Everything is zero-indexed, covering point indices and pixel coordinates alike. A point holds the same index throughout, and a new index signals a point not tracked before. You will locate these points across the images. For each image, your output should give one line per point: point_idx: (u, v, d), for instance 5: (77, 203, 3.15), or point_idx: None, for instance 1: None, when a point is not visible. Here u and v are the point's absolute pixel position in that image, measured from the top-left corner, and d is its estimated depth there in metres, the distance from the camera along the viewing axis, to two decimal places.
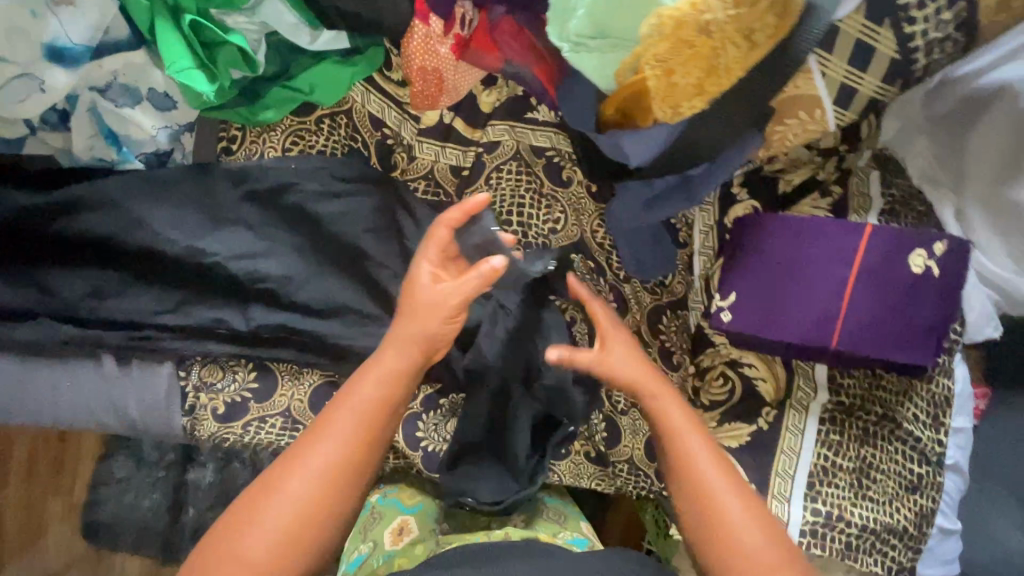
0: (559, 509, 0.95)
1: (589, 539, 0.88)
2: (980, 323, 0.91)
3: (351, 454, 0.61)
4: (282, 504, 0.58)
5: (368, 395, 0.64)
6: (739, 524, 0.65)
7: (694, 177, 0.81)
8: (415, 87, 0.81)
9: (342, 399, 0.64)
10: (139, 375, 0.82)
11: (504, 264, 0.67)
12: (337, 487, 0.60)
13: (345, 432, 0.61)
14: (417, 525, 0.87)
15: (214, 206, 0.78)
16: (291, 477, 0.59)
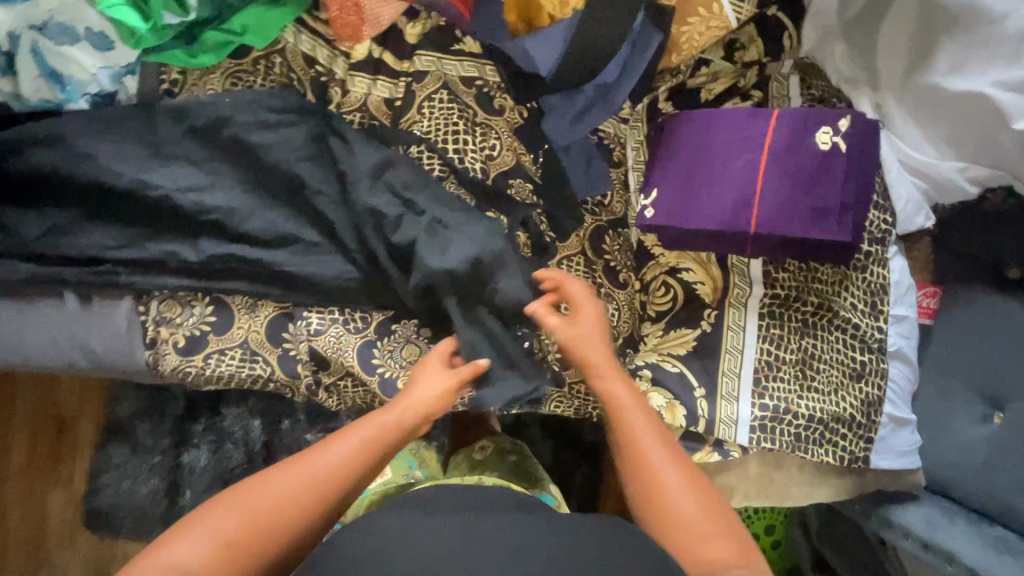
0: (530, 473, 0.93)
1: (557, 500, 0.87)
2: (910, 212, 0.93)
3: (330, 476, 0.68)
4: (262, 498, 0.63)
5: (363, 433, 0.74)
6: (675, 495, 0.68)
7: (610, 85, 0.90)
8: (334, 13, 0.86)
9: (339, 437, 0.73)
10: (100, 309, 0.87)
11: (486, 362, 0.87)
12: (310, 503, 0.65)
13: (336, 455, 0.70)
14: (390, 468, 0.90)
15: (159, 142, 0.84)
16: (268, 480, 0.66)
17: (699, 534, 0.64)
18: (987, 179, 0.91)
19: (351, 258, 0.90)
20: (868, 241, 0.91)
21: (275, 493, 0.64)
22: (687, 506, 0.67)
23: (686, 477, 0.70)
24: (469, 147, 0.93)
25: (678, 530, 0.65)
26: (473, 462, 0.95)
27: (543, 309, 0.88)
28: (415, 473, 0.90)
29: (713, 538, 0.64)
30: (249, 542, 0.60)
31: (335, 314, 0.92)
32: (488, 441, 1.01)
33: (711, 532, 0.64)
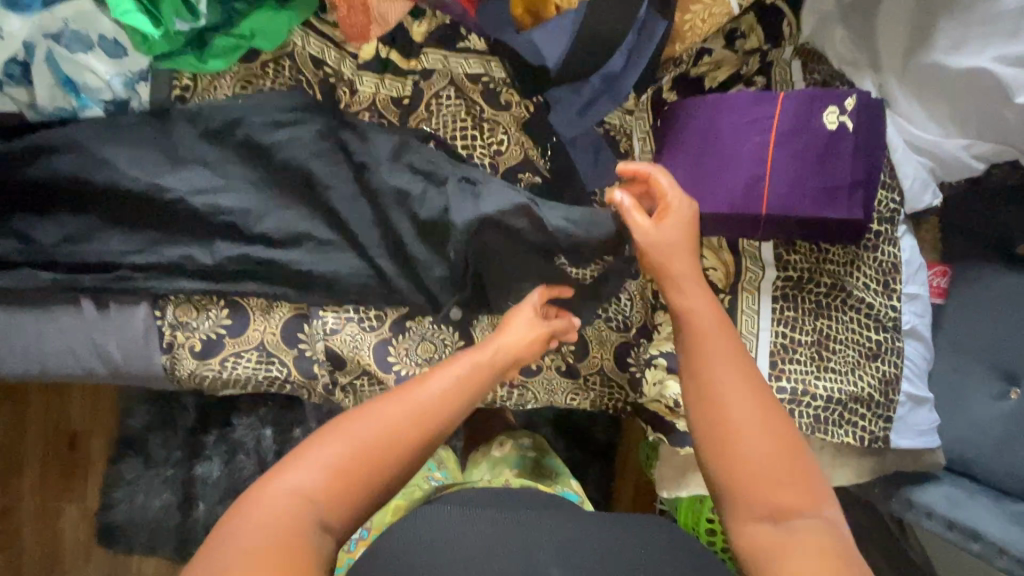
0: (552, 468, 0.95)
1: (580, 496, 0.87)
2: (918, 191, 0.93)
3: (426, 417, 0.65)
4: (368, 428, 0.62)
5: (452, 373, 0.71)
6: (747, 434, 0.63)
7: (616, 76, 0.89)
8: (343, 15, 0.86)
9: (438, 372, 0.71)
10: (116, 315, 0.87)
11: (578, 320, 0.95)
12: (414, 445, 0.63)
13: (431, 395, 0.67)
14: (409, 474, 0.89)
15: (172, 146, 0.85)
16: (363, 416, 0.63)
17: (768, 478, 0.61)
18: (992, 155, 0.92)
19: (365, 256, 0.91)
20: (876, 222, 0.92)
21: (370, 433, 0.61)
22: (759, 448, 0.62)
23: (766, 417, 0.64)
24: (478, 142, 0.95)
25: (745, 473, 0.62)
26: (494, 459, 0.96)
27: (634, 212, 0.81)
28: (435, 475, 0.89)
29: (781, 482, 0.61)
30: (358, 478, 0.59)
31: (350, 313, 0.93)
32: (504, 435, 1.01)
33: (779, 476, 0.61)
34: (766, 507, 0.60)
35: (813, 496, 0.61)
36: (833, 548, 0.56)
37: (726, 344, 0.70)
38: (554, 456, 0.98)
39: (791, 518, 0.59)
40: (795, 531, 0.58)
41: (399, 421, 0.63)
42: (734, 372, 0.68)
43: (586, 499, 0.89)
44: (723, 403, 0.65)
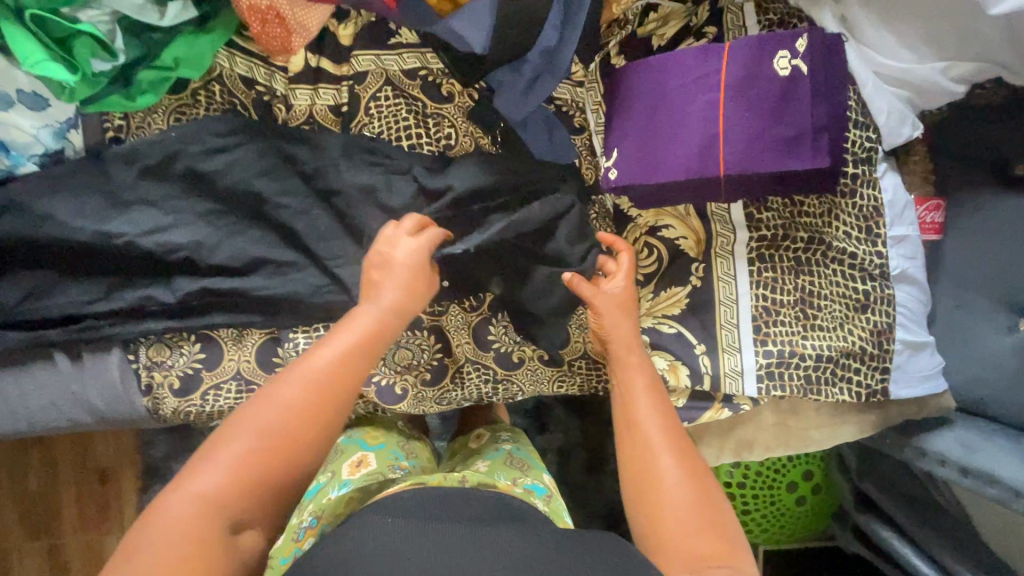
0: (524, 460, 0.93)
1: (549, 489, 0.85)
2: (896, 123, 0.87)
3: (316, 390, 0.69)
4: (271, 414, 0.67)
5: (350, 335, 0.74)
6: (671, 486, 0.69)
7: (553, 49, 0.84)
8: (258, 30, 0.83)
9: (335, 337, 0.74)
10: (91, 365, 0.88)
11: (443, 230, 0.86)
12: (309, 423, 0.68)
13: (316, 372, 0.70)
14: (375, 459, 0.84)
15: (114, 190, 0.84)
16: (253, 416, 0.67)
17: (692, 528, 0.65)
18: (971, 75, 0.87)
19: (325, 272, 0.90)
20: (852, 163, 0.86)
21: (265, 423, 0.66)
22: (681, 504, 0.67)
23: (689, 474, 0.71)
24: (425, 138, 0.91)
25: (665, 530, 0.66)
26: (468, 451, 0.98)
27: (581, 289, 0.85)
28: (401, 464, 0.85)
29: (702, 533, 0.64)
30: (256, 477, 0.64)
31: (319, 331, 0.91)
32: (484, 430, 1.04)
33: (703, 526, 0.65)
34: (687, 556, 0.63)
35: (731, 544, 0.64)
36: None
37: (655, 406, 0.78)
38: (528, 449, 0.98)
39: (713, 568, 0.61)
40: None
41: (288, 402, 0.68)
42: (663, 431, 0.75)
43: (557, 493, 0.86)
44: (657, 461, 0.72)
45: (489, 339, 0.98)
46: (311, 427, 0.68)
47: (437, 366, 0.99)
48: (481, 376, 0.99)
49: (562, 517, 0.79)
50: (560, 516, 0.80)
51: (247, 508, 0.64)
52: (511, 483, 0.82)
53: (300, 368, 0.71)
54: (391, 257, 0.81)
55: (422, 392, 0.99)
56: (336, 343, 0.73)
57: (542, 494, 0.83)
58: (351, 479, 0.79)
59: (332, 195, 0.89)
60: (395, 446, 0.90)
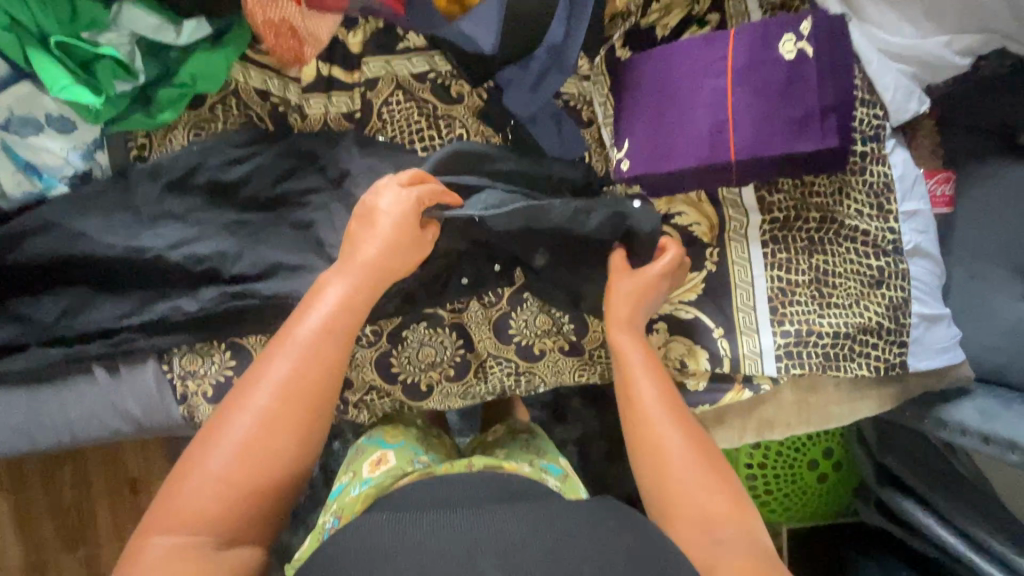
0: (539, 446, 0.97)
1: (565, 470, 0.88)
2: (903, 99, 0.88)
3: (288, 385, 0.69)
4: (243, 418, 0.67)
5: (314, 322, 0.73)
6: (679, 455, 0.72)
7: (560, 45, 0.87)
8: (273, 43, 0.85)
9: (298, 322, 0.73)
10: (128, 375, 0.91)
11: (417, 170, 0.83)
12: (288, 421, 0.68)
13: (280, 369, 0.69)
14: (395, 456, 0.89)
15: (140, 205, 0.87)
16: (229, 425, 0.66)
17: (705, 496, 0.69)
18: (977, 47, 0.88)
19: None
20: (861, 141, 0.87)
21: (240, 432, 0.66)
22: (692, 472, 0.71)
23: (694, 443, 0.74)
24: (438, 139, 0.93)
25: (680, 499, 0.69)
26: (486, 443, 1.02)
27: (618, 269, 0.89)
28: (419, 458, 0.89)
29: (716, 501, 0.68)
30: (247, 486, 0.64)
31: None
32: (500, 425, 1.09)
33: (713, 493, 0.69)
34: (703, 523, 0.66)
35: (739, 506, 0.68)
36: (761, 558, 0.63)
37: (654, 374, 0.81)
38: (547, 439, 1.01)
39: (726, 534, 0.65)
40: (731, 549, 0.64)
41: (263, 405, 0.68)
42: (661, 401, 0.77)
43: (572, 473, 0.89)
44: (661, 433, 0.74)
45: (509, 332, 1.00)
46: (291, 424, 0.68)
47: (460, 361, 1.01)
48: (503, 370, 1.01)
49: (573, 492, 0.82)
50: (573, 492, 0.83)
51: (242, 523, 0.64)
52: (526, 465, 0.86)
53: (271, 366, 0.70)
54: (367, 237, 0.80)
55: (446, 387, 1.02)
56: (304, 329, 0.72)
57: (558, 473, 0.87)
58: (372, 476, 0.84)
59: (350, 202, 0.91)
60: (414, 443, 0.94)
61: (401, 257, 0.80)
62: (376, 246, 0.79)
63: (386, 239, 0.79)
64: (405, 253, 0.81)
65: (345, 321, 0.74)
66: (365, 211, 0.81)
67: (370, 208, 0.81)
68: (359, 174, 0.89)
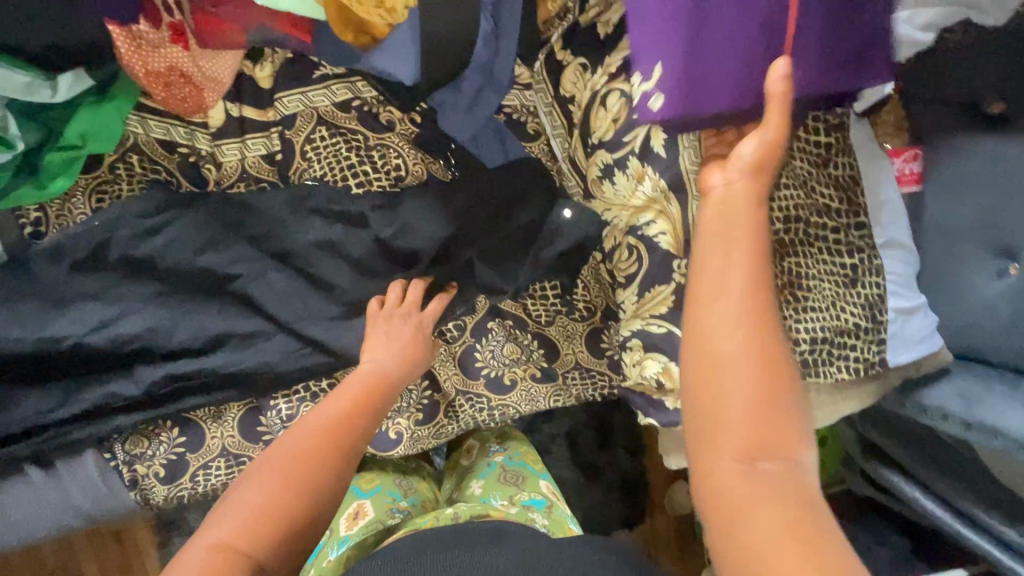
0: (518, 472, 0.96)
1: (548, 500, 0.90)
2: (871, 83, 0.83)
3: (313, 463, 0.64)
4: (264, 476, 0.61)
5: (343, 398, 0.73)
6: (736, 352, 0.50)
7: (491, 63, 0.77)
8: (163, 94, 0.75)
9: (339, 393, 0.74)
10: (67, 470, 0.84)
11: (400, 282, 0.85)
12: (301, 496, 0.61)
13: (313, 423, 0.68)
14: (373, 507, 0.88)
15: (49, 291, 0.78)
16: (246, 494, 0.60)
17: (751, 416, 0.48)
18: (940, 20, 0.82)
19: (292, 335, 0.84)
20: (824, 133, 0.83)
21: (261, 501, 0.59)
22: (745, 401, 0.49)
23: (764, 350, 0.50)
24: (371, 174, 0.85)
25: (717, 408, 0.49)
26: (462, 470, 1.02)
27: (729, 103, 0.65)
28: (399, 506, 0.89)
29: (764, 424, 0.48)
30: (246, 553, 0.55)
31: (300, 393, 0.87)
32: (474, 439, 1.05)
33: (768, 412, 0.48)
34: (739, 446, 0.48)
35: (796, 434, 0.49)
36: (803, 504, 0.46)
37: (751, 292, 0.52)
38: (521, 454, 1.01)
39: (764, 466, 0.48)
40: (767, 484, 0.47)
41: (276, 459, 0.63)
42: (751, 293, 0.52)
43: (556, 501, 0.91)
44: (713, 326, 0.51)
45: (476, 366, 0.95)
46: (300, 491, 0.61)
47: (428, 405, 0.95)
48: (475, 406, 0.95)
49: (562, 528, 0.83)
50: (561, 526, 0.84)
51: None
52: (508, 503, 0.86)
53: (295, 430, 0.68)
54: (395, 320, 0.83)
55: (417, 431, 0.95)
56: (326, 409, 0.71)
57: (541, 506, 0.88)
58: (349, 534, 0.83)
59: (287, 255, 0.83)
60: (391, 486, 0.93)
61: (417, 364, 0.82)
62: (393, 351, 0.80)
63: (402, 346, 0.82)
64: (416, 369, 0.82)
65: (369, 406, 0.73)
66: (365, 347, 0.81)
67: (376, 314, 0.84)
68: (296, 229, 0.83)
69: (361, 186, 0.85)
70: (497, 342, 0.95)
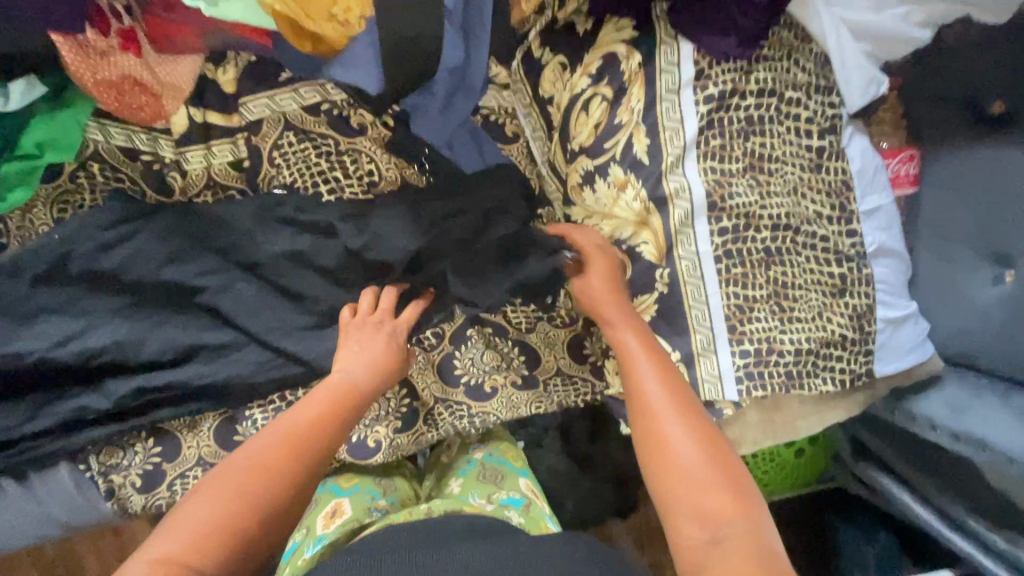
0: (497, 468, 0.94)
1: (525, 498, 0.87)
2: (864, 84, 0.79)
3: (269, 472, 0.63)
4: (216, 489, 0.61)
5: (305, 411, 0.71)
6: (665, 419, 0.66)
7: (462, 67, 0.75)
8: (115, 104, 0.72)
9: (303, 403, 0.72)
10: (41, 481, 0.83)
11: (373, 288, 0.82)
12: (256, 507, 0.60)
13: (273, 433, 0.67)
14: (351, 505, 0.86)
15: (12, 306, 0.76)
16: (193, 508, 0.59)
17: (699, 487, 0.60)
18: (936, 16, 0.79)
19: (266, 346, 0.82)
20: (818, 135, 0.80)
21: (208, 519, 0.58)
22: (692, 481, 0.60)
23: (690, 426, 0.65)
24: (343, 180, 0.83)
25: (670, 496, 0.61)
26: (442, 468, 0.98)
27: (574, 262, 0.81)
28: (377, 505, 0.87)
29: (712, 492, 0.59)
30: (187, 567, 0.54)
31: (276, 404, 0.85)
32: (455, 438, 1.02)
33: (713, 481, 0.59)
34: (691, 518, 0.58)
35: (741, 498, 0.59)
36: (759, 556, 0.53)
37: (671, 393, 0.68)
38: (502, 450, 0.98)
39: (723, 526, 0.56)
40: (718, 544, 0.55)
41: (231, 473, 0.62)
42: (664, 383, 0.69)
43: (534, 499, 0.88)
44: (636, 387, 0.70)
45: (456, 373, 0.92)
46: (252, 506, 0.60)
47: (407, 412, 0.92)
48: (454, 415, 0.93)
49: (538, 525, 0.81)
50: (537, 524, 0.82)
51: None
52: (485, 501, 0.85)
53: (253, 442, 0.67)
54: (368, 327, 0.80)
55: (396, 440, 0.92)
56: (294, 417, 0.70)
57: (519, 505, 0.85)
58: (326, 533, 0.80)
59: (258, 264, 0.81)
60: (370, 484, 0.91)
61: (389, 373, 0.79)
62: (361, 359, 0.78)
63: (373, 354, 0.78)
64: (390, 378, 0.80)
65: (334, 418, 0.72)
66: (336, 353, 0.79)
67: (348, 323, 0.80)
68: (268, 239, 0.81)
69: (333, 192, 0.83)
70: (477, 348, 0.92)
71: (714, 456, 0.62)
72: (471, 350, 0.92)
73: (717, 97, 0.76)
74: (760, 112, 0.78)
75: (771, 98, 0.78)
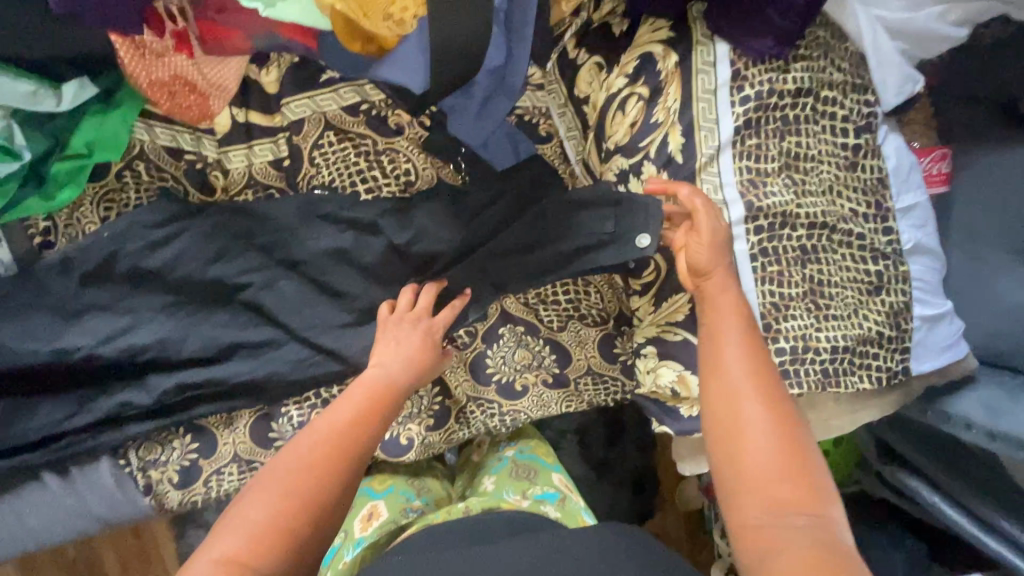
0: (530, 465, 0.94)
1: (560, 493, 0.88)
2: (898, 83, 0.80)
3: (321, 467, 0.64)
4: (271, 486, 0.61)
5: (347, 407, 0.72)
6: (744, 394, 0.62)
7: (502, 68, 0.76)
8: (166, 103, 0.75)
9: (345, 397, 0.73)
10: (82, 476, 0.84)
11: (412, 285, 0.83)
12: (311, 502, 0.61)
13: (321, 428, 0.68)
14: (386, 507, 0.87)
15: (60, 302, 0.78)
16: (241, 508, 0.60)
17: (773, 472, 0.57)
18: (974, 15, 0.80)
19: (305, 343, 0.83)
20: (854, 133, 0.80)
21: (264, 516, 0.59)
22: (767, 464, 0.57)
23: (771, 406, 0.61)
24: (381, 179, 0.84)
25: (740, 476, 0.58)
26: (473, 467, 0.99)
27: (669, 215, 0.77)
28: (412, 505, 0.87)
29: (785, 478, 0.56)
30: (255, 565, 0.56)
31: (312, 400, 0.86)
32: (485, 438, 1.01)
33: (790, 470, 0.57)
34: (761, 505, 0.56)
35: (817, 488, 0.56)
36: (831, 547, 0.51)
37: (755, 370, 0.64)
38: (533, 446, 0.99)
39: (791, 516, 0.54)
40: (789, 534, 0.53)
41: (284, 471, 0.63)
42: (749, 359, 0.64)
43: (570, 495, 0.89)
44: (715, 360, 0.65)
45: (488, 371, 0.93)
46: (307, 503, 0.61)
47: (439, 410, 0.93)
48: (486, 413, 0.93)
49: (576, 520, 0.82)
50: (574, 519, 0.83)
51: None
52: (521, 497, 0.85)
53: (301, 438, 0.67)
54: (404, 325, 0.81)
55: (427, 437, 0.92)
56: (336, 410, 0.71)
57: (554, 500, 0.86)
58: (364, 536, 0.82)
59: (297, 261, 0.82)
60: (404, 486, 0.91)
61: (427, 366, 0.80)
62: (400, 354, 0.78)
63: (409, 350, 0.79)
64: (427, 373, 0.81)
65: (376, 413, 0.72)
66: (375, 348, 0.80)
67: (386, 319, 0.81)
68: (307, 237, 0.82)
69: (371, 190, 0.84)
70: (508, 346, 0.93)
71: (793, 442, 0.59)
72: (502, 348, 0.93)
73: (753, 98, 0.77)
74: (795, 112, 0.78)
75: (806, 97, 0.78)
